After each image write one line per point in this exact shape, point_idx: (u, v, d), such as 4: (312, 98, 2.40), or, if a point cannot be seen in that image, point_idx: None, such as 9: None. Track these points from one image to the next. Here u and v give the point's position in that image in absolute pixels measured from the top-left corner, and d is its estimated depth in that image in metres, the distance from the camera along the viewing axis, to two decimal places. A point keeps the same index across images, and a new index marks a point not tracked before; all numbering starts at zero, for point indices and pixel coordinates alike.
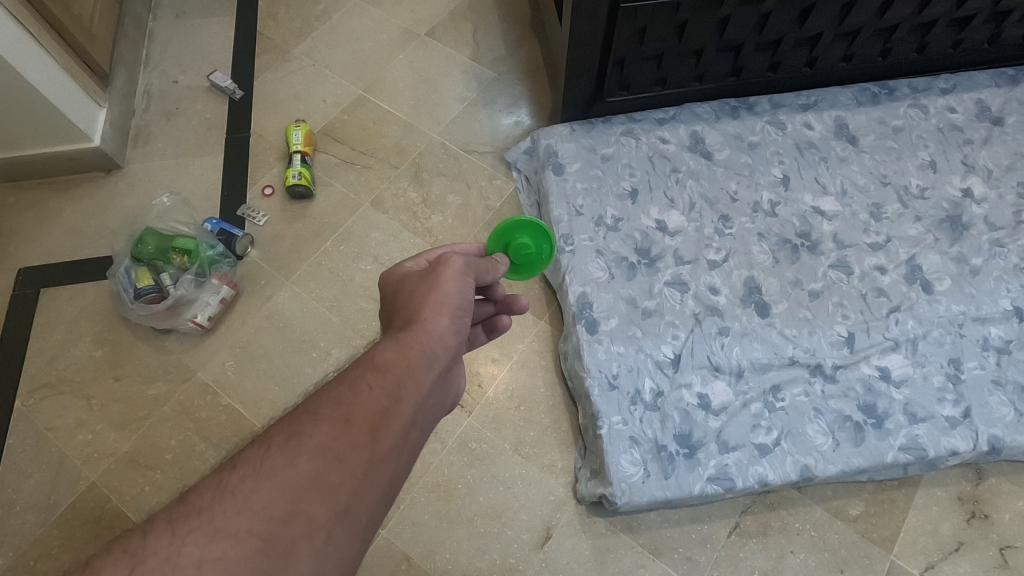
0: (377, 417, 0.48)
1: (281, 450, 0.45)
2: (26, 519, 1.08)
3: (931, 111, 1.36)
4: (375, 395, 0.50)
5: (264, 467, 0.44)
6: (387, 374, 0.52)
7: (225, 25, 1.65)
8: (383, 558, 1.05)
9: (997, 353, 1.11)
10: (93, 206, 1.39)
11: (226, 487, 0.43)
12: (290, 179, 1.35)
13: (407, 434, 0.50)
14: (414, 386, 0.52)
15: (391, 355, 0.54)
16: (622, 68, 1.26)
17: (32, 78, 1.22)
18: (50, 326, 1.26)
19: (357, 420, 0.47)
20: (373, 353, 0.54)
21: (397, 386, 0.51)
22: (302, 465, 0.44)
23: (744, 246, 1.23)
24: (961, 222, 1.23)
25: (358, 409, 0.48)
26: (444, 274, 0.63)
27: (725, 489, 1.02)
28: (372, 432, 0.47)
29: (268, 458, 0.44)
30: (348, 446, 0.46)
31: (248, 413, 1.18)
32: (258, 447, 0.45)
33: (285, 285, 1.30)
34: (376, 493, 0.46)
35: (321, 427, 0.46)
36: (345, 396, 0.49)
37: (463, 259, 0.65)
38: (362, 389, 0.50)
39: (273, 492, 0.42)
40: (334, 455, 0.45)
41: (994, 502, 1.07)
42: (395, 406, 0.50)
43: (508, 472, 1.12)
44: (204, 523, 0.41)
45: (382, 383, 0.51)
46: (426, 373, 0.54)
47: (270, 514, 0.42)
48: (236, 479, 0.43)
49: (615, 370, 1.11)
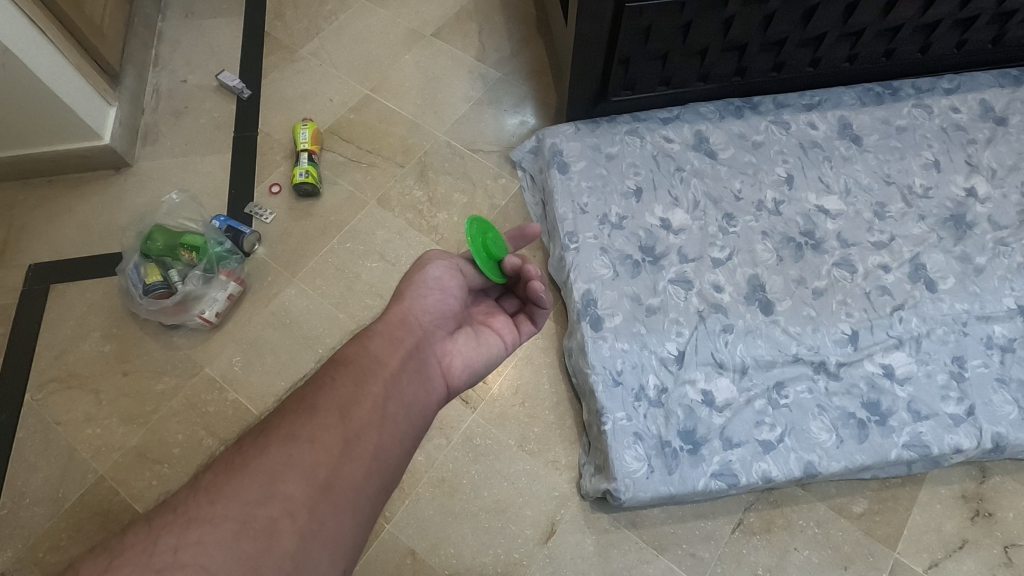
0: (344, 401, 0.54)
1: (252, 445, 0.49)
2: (35, 512, 1.09)
3: (935, 111, 1.37)
4: (341, 385, 0.56)
5: (236, 462, 0.48)
6: (352, 366, 0.58)
7: (233, 25, 1.67)
8: (389, 552, 1.06)
9: (1001, 351, 1.11)
10: (103, 204, 1.41)
11: (201, 484, 0.47)
12: (297, 177, 1.36)
13: (381, 413, 0.55)
14: (380, 371, 0.59)
15: (356, 350, 0.61)
16: (627, 68, 1.27)
17: (43, 76, 1.24)
18: (60, 321, 1.27)
19: (323, 406, 0.53)
20: (339, 354, 0.61)
21: (363, 374, 0.58)
22: (275, 451, 0.48)
23: (748, 244, 1.23)
24: (965, 221, 1.24)
25: (324, 398, 0.54)
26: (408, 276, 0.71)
27: (729, 485, 1.03)
28: (340, 413, 0.53)
29: (239, 454, 0.49)
30: (318, 429, 0.51)
31: (255, 408, 1.19)
32: (231, 448, 0.50)
33: (292, 282, 1.31)
34: (357, 469, 0.51)
35: (290, 418, 0.52)
36: (311, 389, 0.55)
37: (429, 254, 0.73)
38: (329, 382, 0.56)
39: (248, 479, 0.46)
40: (305, 438, 0.50)
41: (998, 501, 1.07)
42: (361, 389, 0.56)
43: (512, 468, 1.12)
44: (179, 516, 0.44)
45: (346, 374, 0.57)
46: (393, 360, 0.61)
47: (246, 500, 0.45)
48: (210, 476, 0.47)
49: (620, 366, 1.11)
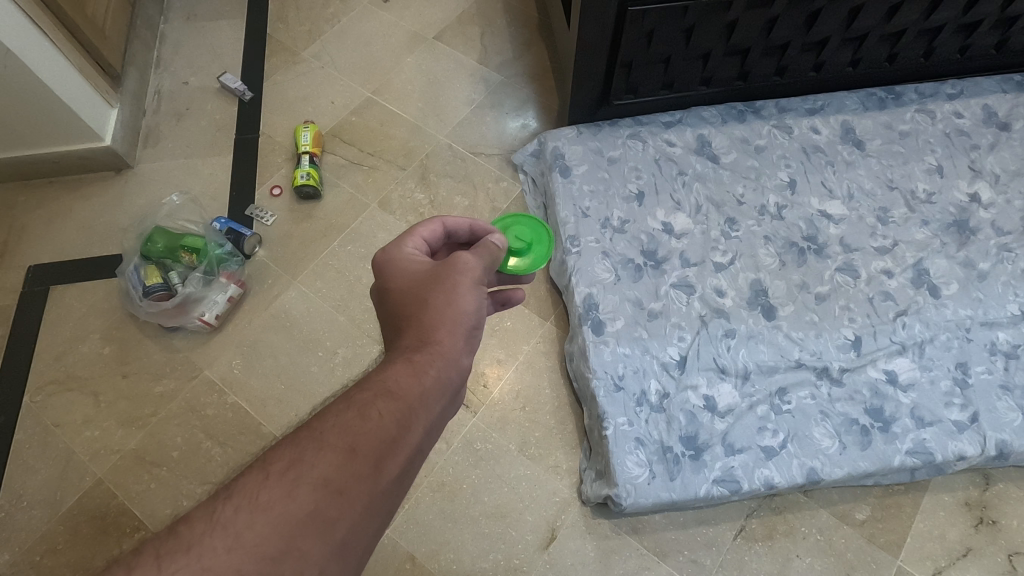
0: (383, 447, 0.49)
1: (279, 480, 0.45)
2: (32, 515, 1.09)
3: (938, 116, 1.36)
4: (385, 424, 0.50)
5: (260, 499, 0.44)
6: (399, 401, 0.52)
7: (235, 27, 1.67)
8: (387, 557, 1.05)
9: (1005, 358, 1.11)
10: (103, 205, 1.40)
11: (219, 519, 0.43)
12: (299, 179, 1.36)
13: (410, 462, 0.51)
14: (425, 414, 0.53)
15: (406, 379, 0.53)
16: (630, 71, 1.26)
17: (45, 77, 1.23)
18: (60, 323, 1.26)
19: (363, 450, 0.48)
20: (387, 375, 0.54)
21: (407, 414, 0.52)
22: (303, 498, 0.44)
23: (751, 249, 1.23)
24: (969, 226, 1.23)
25: (364, 438, 0.48)
26: (459, 287, 0.60)
27: (731, 491, 1.02)
28: (376, 463, 0.48)
29: (265, 488, 0.44)
30: (350, 478, 0.46)
31: (255, 411, 1.18)
32: (257, 475, 0.45)
33: (292, 285, 1.30)
34: (372, 525, 0.47)
35: (324, 455, 0.47)
36: (354, 422, 0.49)
37: (477, 264, 0.63)
38: (372, 417, 0.50)
39: (268, 530, 0.42)
40: (334, 488, 0.45)
41: (1002, 508, 1.07)
42: (402, 435, 0.50)
43: (512, 472, 1.12)
44: (192, 560, 0.40)
45: (393, 411, 0.51)
46: (439, 400, 0.54)
47: (261, 552, 0.42)
48: (230, 511, 0.43)
49: (621, 371, 1.11)
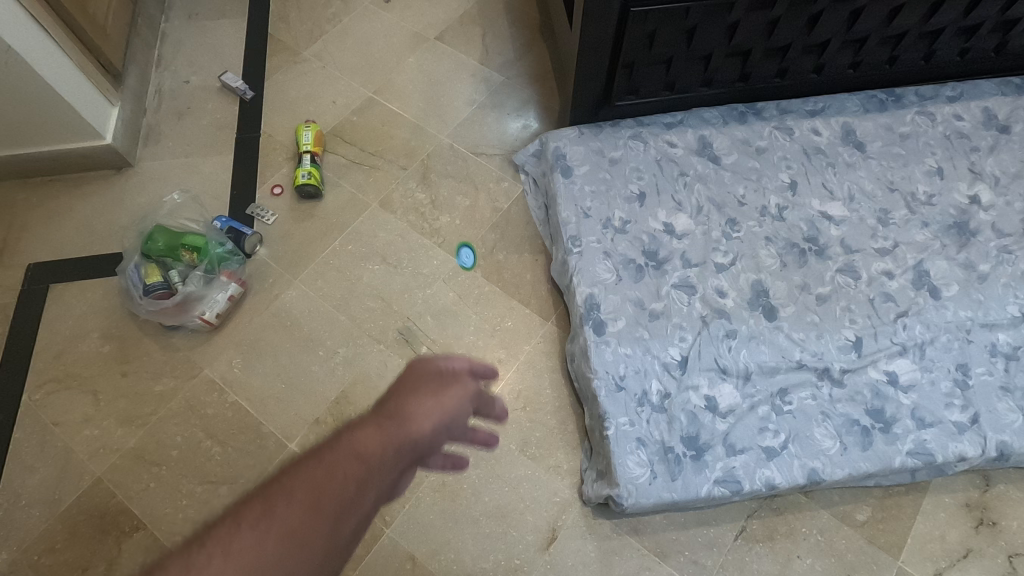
0: (345, 507, 0.46)
1: (248, 530, 0.42)
2: (31, 513, 1.08)
3: (938, 118, 1.37)
4: (351, 483, 0.47)
5: (231, 546, 0.41)
6: (367, 463, 0.49)
7: (237, 26, 1.67)
8: (388, 557, 1.05)
9: (1005, 359, 1.11)
10: (104, 204, 1.40)
11: (192, 565, 0.40)
12: (300, 178, 1.36)
13: (366, 522, 0.48)
14: (388, 478, 0.50)
15: (375, 443, 0.51)
16: (631, 72, 1.27)
17: (45, 74, 1.23)
18: (59, 321, 1.26)
19: (327, 507, 0.45)
20: (356, 436, 0.51)
21: (372, 475, 0.49)
22: (268, 552, 0.42)
23: (752, 250, 1.23)
24: (969, 228, 1.24)
25: (331, 496, 0.46)
26: (444, 374, 0.58)
27: (732, 492, 1.02)
28: (337, 519, 0.45)
29: (237, 537, 0.42)
30: (311, 537, 0.44)
31: (254, 410, 1.18)
32: (226, 524, 0.42)
33: (293, 284, 1.30)
34: None
35: (291, 510, 0.44)
36: (320, 478, 0.46)
37: (474, 367, 0.59)
38: (339, 475, 0.47)
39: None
40: (295, 545, 0.43)
41: (1002, 509, 1.07)
42: (364, 492, 0.48)
43: (514, 472, 1.12)
44: None
45: (360, 472, 0.48)
46: (400, 464, 0.52)
47: None
48: (202, 558, 0.40)
49: (623, 371, 1.10)
